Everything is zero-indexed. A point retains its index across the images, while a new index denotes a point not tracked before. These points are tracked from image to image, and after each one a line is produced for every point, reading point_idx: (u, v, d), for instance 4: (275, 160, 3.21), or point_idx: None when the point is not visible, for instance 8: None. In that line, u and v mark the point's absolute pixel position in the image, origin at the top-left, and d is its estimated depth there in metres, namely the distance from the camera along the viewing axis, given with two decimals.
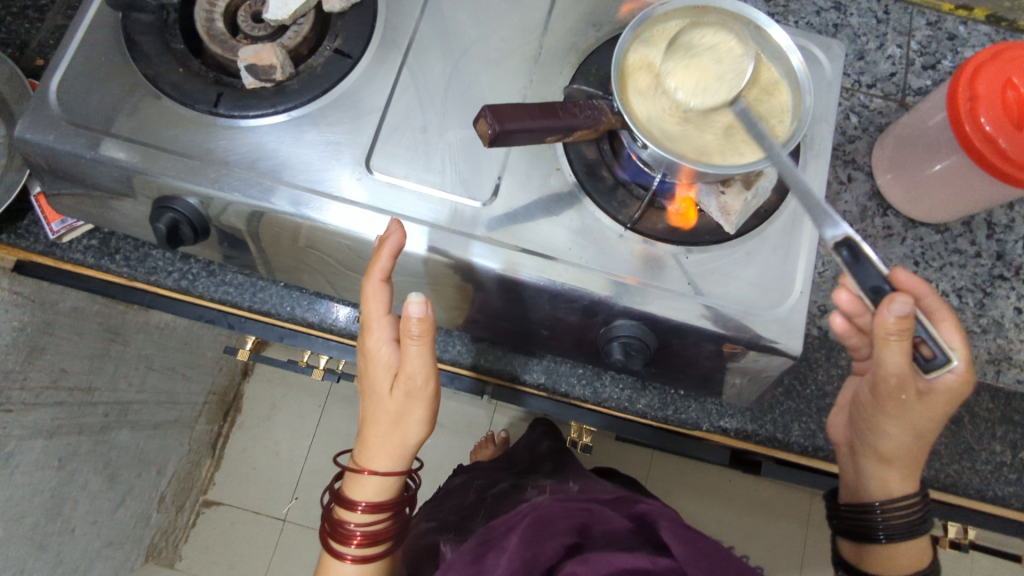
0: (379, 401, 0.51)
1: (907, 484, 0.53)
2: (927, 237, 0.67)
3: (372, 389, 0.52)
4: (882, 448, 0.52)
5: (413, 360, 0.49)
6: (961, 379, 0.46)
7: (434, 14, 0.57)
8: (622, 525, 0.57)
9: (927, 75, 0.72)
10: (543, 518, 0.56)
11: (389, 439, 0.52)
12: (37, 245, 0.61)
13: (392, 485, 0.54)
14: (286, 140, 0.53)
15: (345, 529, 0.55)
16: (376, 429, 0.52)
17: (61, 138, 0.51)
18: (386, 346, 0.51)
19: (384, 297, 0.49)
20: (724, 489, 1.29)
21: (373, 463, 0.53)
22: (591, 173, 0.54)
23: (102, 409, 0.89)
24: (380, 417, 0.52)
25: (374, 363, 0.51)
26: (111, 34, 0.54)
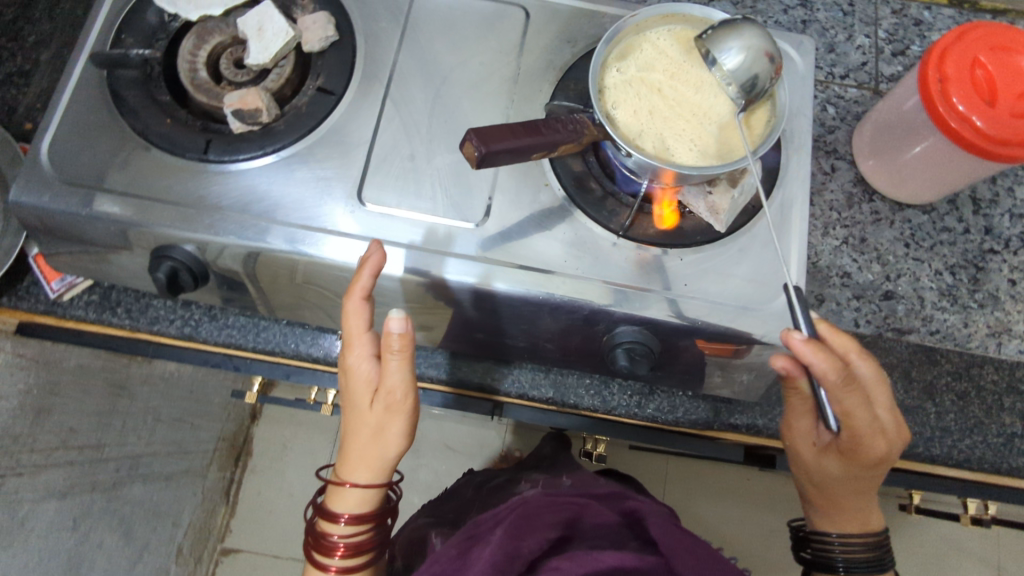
0: (361, 414, 0.51)
1: (856, 524, 0.55)
2: (915, 218, 0.68)
3: (352, 403, 0.52)
4: (802, 480, 0.58)
5: (394, 375, 0.50)
6: (853, 436, 0.51)
7: (412, 45, 0.58)
8: (612, 519, 0.58)
9: (897, 62, 0.74)
10: (528, 513, 0.56)
11: (371, 451, 0.52)
12: (37, 305, 0.61)
13: (376, 496, 0.54)
14: (277, 180, 0.54)
15: (326, 540, 0.53)
16: (357, 441, 0.52)
17: (55, 198, 0.52)
18: (367, 361, 0.51)
19: (366, 316, 0.50)
20: (743, 490, 1.29)
21: (354, 475, 0.52)
22: (579, 186, 0.55)
23: (113, 465, 0.89)
24: (360, 430, 0.52)
25: (355, 378, 0.51)
26: (96, 92, 0.55)
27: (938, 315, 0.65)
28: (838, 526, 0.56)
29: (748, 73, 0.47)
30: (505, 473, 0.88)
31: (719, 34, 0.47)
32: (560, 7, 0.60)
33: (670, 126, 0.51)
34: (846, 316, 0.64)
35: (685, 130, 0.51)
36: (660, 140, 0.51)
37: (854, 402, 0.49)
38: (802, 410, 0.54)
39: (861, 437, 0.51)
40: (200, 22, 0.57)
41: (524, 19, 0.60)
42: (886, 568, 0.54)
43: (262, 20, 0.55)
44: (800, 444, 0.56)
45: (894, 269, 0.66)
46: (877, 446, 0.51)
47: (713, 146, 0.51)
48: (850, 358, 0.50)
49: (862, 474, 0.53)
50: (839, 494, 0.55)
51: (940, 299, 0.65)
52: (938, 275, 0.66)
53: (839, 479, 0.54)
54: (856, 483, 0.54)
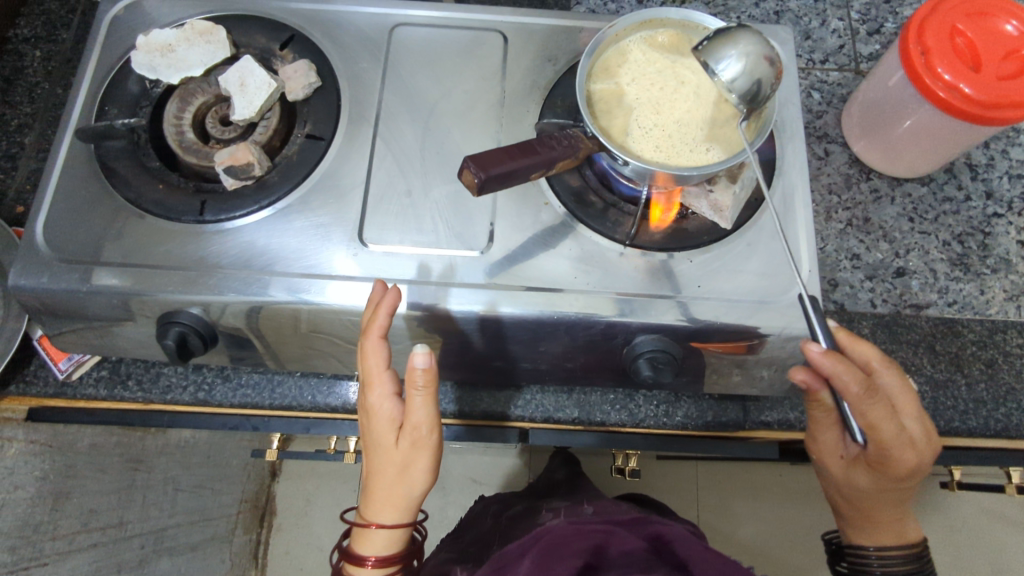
0: (386, 455, 0.49)
1: (891, 538, 0.54)
2: (914, 191, 0.68)
3: (374, 443, 0.50)
4: (832, 494, 0.56)
5: (418, 412, 0.48)
6: (881, 450, 0.49)
7: (396, 82, 0.58)
8: (637, 544, 0.56)
9: (873, 41, 0.74)
10: (554, 543, 0.55)
11: (396, 491, 0.50)
12: (47, 388, 0.59)
13: (401, 537, 0.52)
14: (275, 232, 0.53)
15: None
16: (382, 482, 0.50)
17: (55, 278, 0.51)
18: (390, 402, 0.48)
19: (385, 355, 0.48)
20: (777, 487, 1.27)
21: (380, 517, 0.50)
22: (580, 200, 0.55)
23: (137, 542, 0.87)
24: (385, 470, 0.49)
25: (378, 419, 0.49)
26: (86, 166, 0.55)
27: (952, 285, 0.64)
28: (873, 540, 0.54)
29: (749, 78, 0.45)
30: (522, 499, 0.86)
31: (716, 42, 0.46)
32: (537, 27, 0.61)
33: (653, 132, 0.51)
34: (861, 298, 0.64)
35: (669, 134, 0.51)
36: (643, 147, 0.50)
37: (880, 416, 0.47)
38: (825, 423, 0.53)
39: (891, 450, 0.49)
40: (182, 85, 0.57)
41: (503, 44, 0.60)
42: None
43: (244, 75, 0.55)
44: (828, 458, 0.54)
45: (902, 245, 0.66)
46: (909, 459, 0.49)
47: (699, 149, 0.50)
48: (874, 366, 0.49)
49: (894, 487, 0.52)
50: (871, 508, 0.53)
51: (953, 270, 0.65)
52: (946, 245, 0.66)
53: (871, 493, 0.53)
54: (889, 496, 0.52)
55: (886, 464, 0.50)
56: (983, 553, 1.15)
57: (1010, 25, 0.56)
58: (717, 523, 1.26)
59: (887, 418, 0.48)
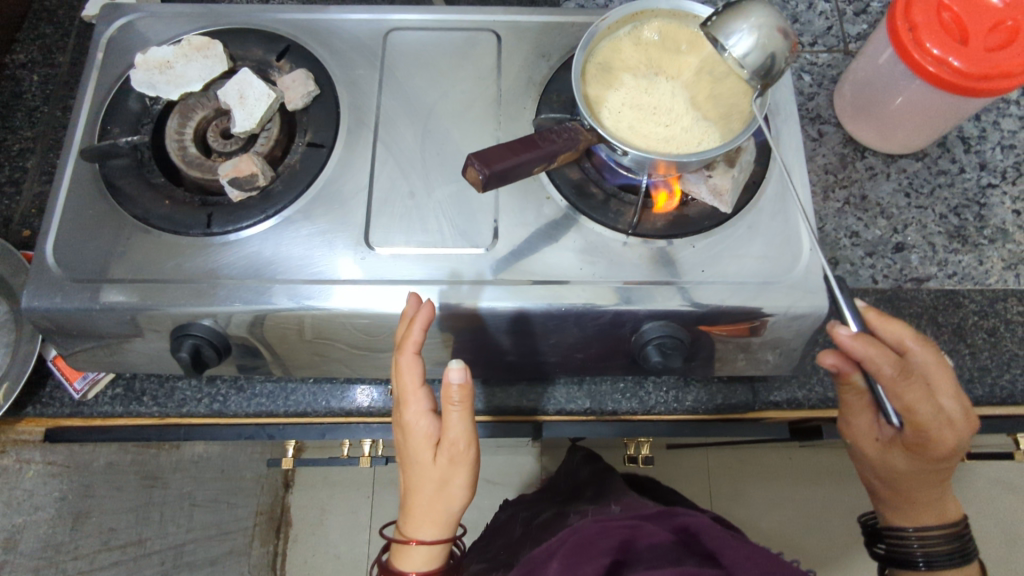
0: (424, 471, 0.49)
1: (932, 518, 0.55)
2: (909, 166, 0.69)
3: (410, 461, 0.50)
4: (869, 478, 0.57)
5: (456, 426, 0.48)
6: (917, 431, 0.49)
7: (393, 87, 0.59)
8: (666, 537, 0.57)
9: (861, 21, 0.75)
10: (581, 544, 0.55)
11: (435, 507, 0.50)
12: (63, 408, 0.60)
13: (441, 554, 0.52)
14: (280, 241, 0.54)
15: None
16: (420, 499, 0.49)
17: (68, 297, 0.52)
18: (427, 418, 0.49)
19: (419, 369, 0.49)
20: (788, 469, 1.28)
21: (420, 533, 0.50)
22: (580, 192, 0.55)
23: (157, 558, 0.88)
24: (422, 487, 0.49)
25: (415, 435, 0.49)
26: (91, 186, 0.55)
27: (951, 258, 0.65)
28: (912, 523, 0.55)
29: (763, 51, 0.46)
30: (546, 505, 0.86)
31: (729, 17, 0.46)
32: (529, 25, 0.61)
33: (646, 125, 0.52)
34: (862, 274, 0.65)
35: (663, 126, 0.52)
36: (637, 137, 0.51)
37: (917, 397, 0.48)
38: (857, 406, 0.53)
39: (928, 431, 0.49)
40: (182, 101, 0.58)
41: (496, 43, 0.61)
42: (969, 555, 0.54)
43: (243, 87, 0.56)
44: (863, 443, 0.55)
45: (899, 220, 0.67)
46: (948, 438, 0.49)
47: (693, 139, 0.51)
48: (907, 345, 0.51)
49: (933, 468, 0.52)
50: (911, 491, 0.54)
51: (950, 242, 0.66)
52: (943, 218, 0.67)
53: (908, 475, 0.53)
54: (927, 477, 0.53)
55: (923, 446, 0.50)
56: (995, 523, 1.17)
57: None
58: (731, 507, 1.27)
59: (924, 399, 0.48)
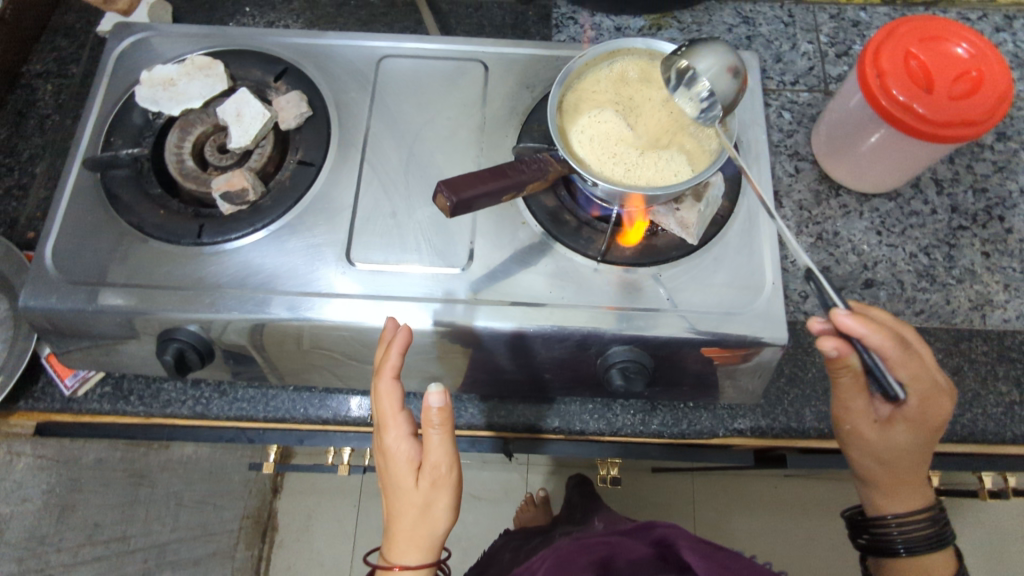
0: (407, 496, 0.50)
1: (916, 502, 0.57)
2: (882, 206, 0.71)
3: (393, 486, 0.51)
4: (862, 469, 0.57)
5: (438, 449, 0.50)
6: (918, 400, 0.52)
7: (383, 110, 0.62)
8: (644, 553, 0.61)
9: (842, 63, 0.78)
10: (564, 558, 0.59)
11: (418, 531, 0.50)
12: (53, 404, 0.62)
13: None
14: (269, 252, 0.56)
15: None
16: (405, 524, 0.50)
17: (63, 298, 0.54)
18: (408, 442, 0.50)
19: (398, 397, 0.50)
20: (773, 499, 1.28)
21: (404, 558, 0.51)
22: (555, 219, 0.58)
23: (140, 556, 0.90)
24: (406, 511, 0.50)
25: (396, 460, 0.50)
26: (92, 193, 0.59)
27: (919, 296, 0.67)
28: (904, 505, 0.57)
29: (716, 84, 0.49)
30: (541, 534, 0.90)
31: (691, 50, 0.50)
32: (516, 57, 0.65)
33: (611, 159, 0.54)
34: None
35: (628, 161, 0.54)
36: (601, 170, 0.53)
37: (915, 368, 0.52)
38: (849, 388, 0.53)
39: (927, 399, 0.52)
40: (183, 116, 0.61)
41: (483, 72, 0.64)
42: (948, 538, 0.57)
43: (240, 105, 0.59)
44: (861, 426, 0.55)
45: (870, 257, 0.69)
46: (943, 405, 0.53)
47: (655, 176, 0.53)
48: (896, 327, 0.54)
49: (927, 443, 0.54)
50: (903, 472, 0.56)
51: (919, 281, 0.67)
52: (913, 257, 0.69)
53: (906, 452, 0.54)
54: (919, 455, 0.55)
55: (916, 419, 0.53)
56: None
57: (961, 48, 0.59)
58: (714, 534, 1.27)
59: (911, 364, 0.51)
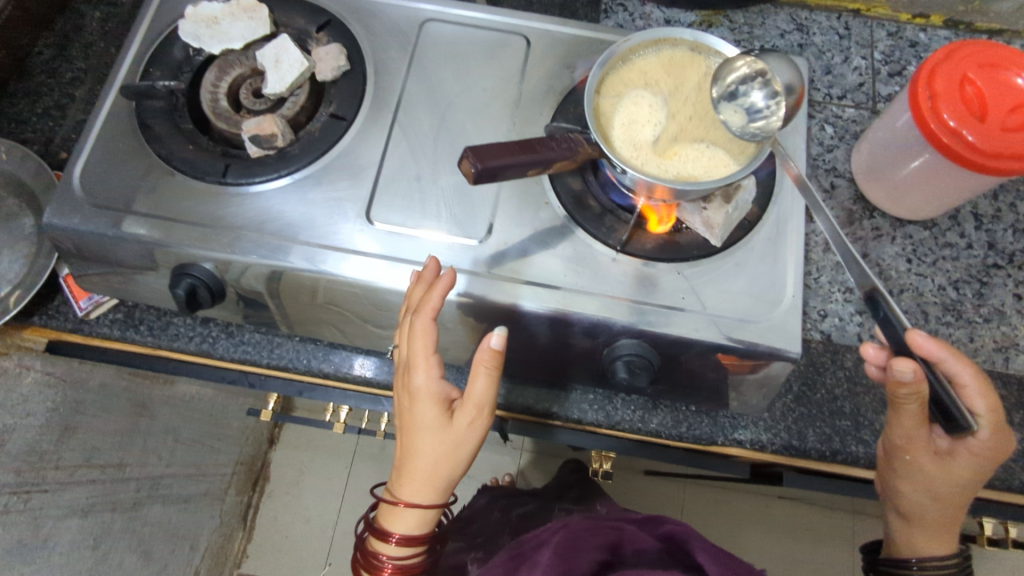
0: (429, 438, 0.51)
1: (944, 545, 0.57)
2: (917, 233, 0.69)
3: (416, 425, 0.51)
4: (908, 504, 0.57)
5: (470, 395, 0.50)
6: (981, 439, 0.51)
7: (419, 73, 0.62)
8: (652, 544, 0.62)
9: (894, 82, 0.75)
10: (575, 536, 0.60)
11: (435, 472, 0.51)
12: (66, 323, 0.64)
13: (430, 516, 0.54)
14: (291, 201, 0.56)
15: (377, 559, 0.56)
16: (423, 463, 0.51)
17: (84, 220, 0.55)
18: (436, 386, 0.51)
19: (434, 337, 0.50)
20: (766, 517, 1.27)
21: (414, 495, 0.52)
22: (578, 203, 0.57)
23: (134, 485, 0.92)
24: (427, 450, 0.51)
25: (422, 402, 0.51)
26: (126, 120, 0.59)
27: (941, 330, 0.65)
28: (935, 542, 0.57)
29: (770, 92, 0.51)
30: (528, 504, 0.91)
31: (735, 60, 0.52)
32: (560, 36, 0.64)
33: (643, 145, 0.53)
34: (850, 330, 0.64)
35: (661, 149, 0.53)
36: (632, 156, 0.52)
37: (980, 406, 0.51)
38: (917, 422, 0.51)
39: (994, 437, 0.52)
40: (222, 56, 0.61)
41: (525, 47, 0.63)
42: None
43: (279, 52, 0.59)
44: (922, 459, 0.54)
45: (896, 283, 0.67)
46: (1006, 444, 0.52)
47: (686, 166, 0.52)
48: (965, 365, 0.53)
49: (977, 481, 0.54)
50: (948, 509, 0.56)
51: (944, 314, 0.66)
52: (941, 290, 0.67)
53: (963, 485, 0.54)
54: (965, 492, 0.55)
55: (971, 460, 0.53)
56: None
57: (1021, 78, 0.57)
58: None
59: (979, 396, 0.52)
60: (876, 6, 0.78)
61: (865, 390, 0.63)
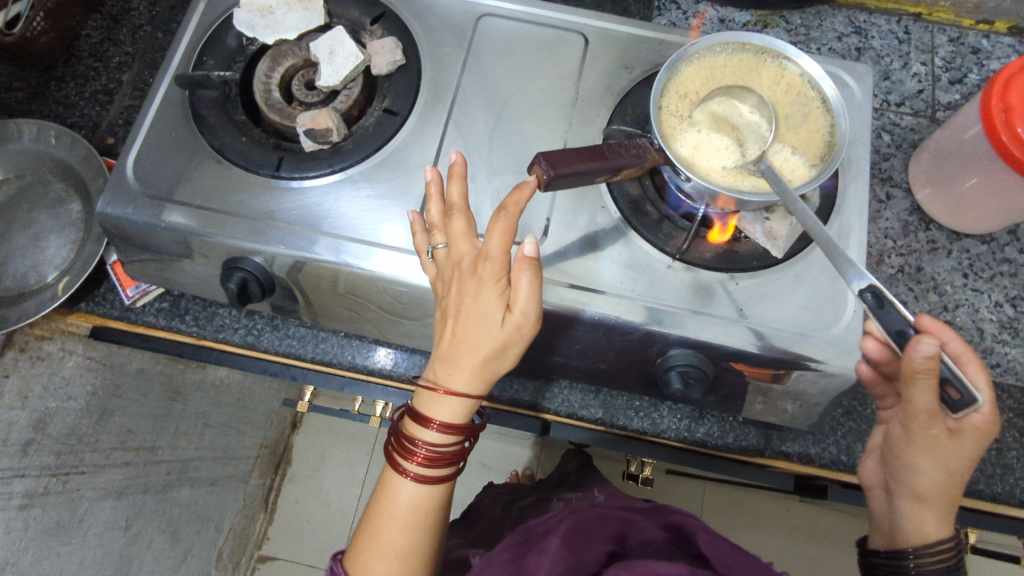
0: (486, 320, 0.43)
1: (943, 528, 0.46)
2: (973, 248, 0.68)
3: (475, 312, 0.43)
4: (923, 483, 0.46)
5: (532, 298, 0.42)
6: (988, 418, 0.42)
7: (475, 70, 0.60)
8: (657, 535, 0.53)
9: (954, 90, 0.73)
10: (580, 525, 0.53)
11: (486, 365, 0.43)
12: (112, 310, 0.64)
13: (472, 411, 0.46)
14: (339, 197, 0.55)
15: (412, 446, 0.47)
16: (472, 351, 0.43)
17: (138, 210, 0.54)
18: (504, 259, 0.43)
19: (507, 237, 0.43)
20: (806, 528, 1.10)
21: (456, 384, 0.44)
22: (636, 209, 0.56)
23: (164, 468, 0.89)
24: (480, 341, 0.43)
25: (484, 274, 0.43)
26: (179, 109, 0.58)
27: (998, 348, 0.64)
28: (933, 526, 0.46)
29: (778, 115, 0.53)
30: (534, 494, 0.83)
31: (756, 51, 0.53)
32: (618, 35, 0.62)
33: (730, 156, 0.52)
34: None
35: (745, 144, 0.52)
36: (721, 156, 0.52)
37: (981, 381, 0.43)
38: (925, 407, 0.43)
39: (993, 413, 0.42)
40: (276, 46, 0.60)
41: (583, 45, 0.62)
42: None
43: (334, 44, 0.58)
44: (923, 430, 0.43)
45: (952, 299, 0.66)
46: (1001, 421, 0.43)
47: (778, 153, 0.51)
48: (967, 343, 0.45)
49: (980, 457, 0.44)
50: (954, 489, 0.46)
51: (1001, 332, 0.65)
52: (998, 306, 0.66)
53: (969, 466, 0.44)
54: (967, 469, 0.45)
55: (978, 439, 0.43)
56: None
57: None
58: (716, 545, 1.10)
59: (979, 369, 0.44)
60: (938, 11, 0.76)
61: None
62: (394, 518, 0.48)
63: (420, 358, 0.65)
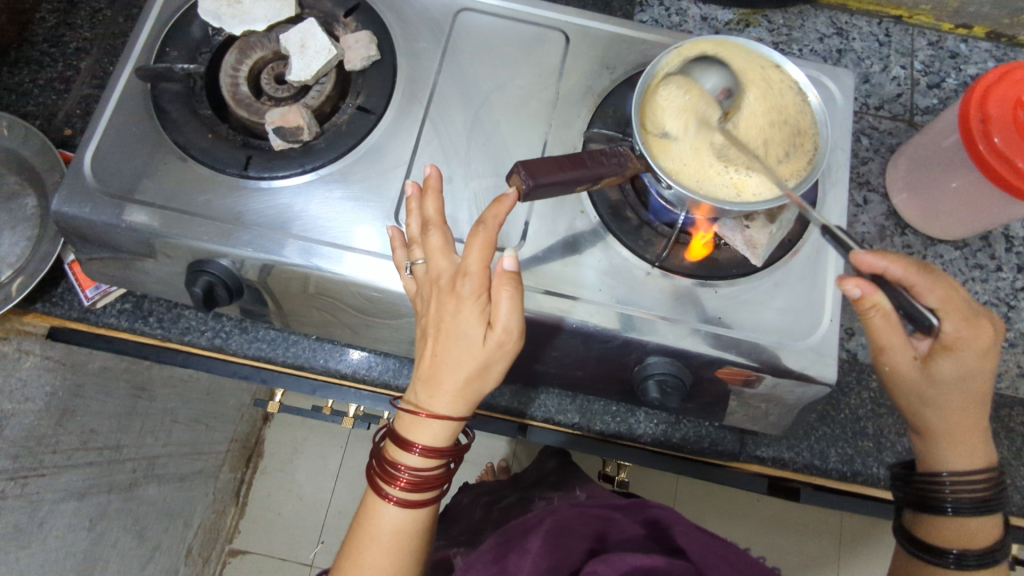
0: (467, 339, 0.41)
1: (977, 458, 0.46)
2: (947, 253, 0.68)
3: (455, 332, 0.42)
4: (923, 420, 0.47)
5: (513, 316, 0.41)
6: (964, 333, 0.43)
7: (453, 68, 0.59)
8: (637, 532, 0.53)
9: (931, 94, 0.74)
10: (560, 524, 0.53)
11: (467, 386, 0.42)
12: (71, 311, 0.62)
13: (455, 432, 0.45)
14: (312, 198, 0.53)
15: (394, 470, 0.46)
16: (453, 373, 0.42)
17: (96, 209, 0.52)
18: (484, 275, 0.42)
19: (487, 255, 0.42)
20: (777, 517, 1.12)
21: (437, 407, 0.43)
22: (615, 214, 0.55)
23: (129, 466, 0.87)
24: (461, 362, 0.42)
25: (463, 291, 0.42)
26: (140, 102, 0.56)
27: None
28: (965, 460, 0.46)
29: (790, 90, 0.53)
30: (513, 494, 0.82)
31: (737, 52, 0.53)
32: (600, 33, 0.61)
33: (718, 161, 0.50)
34: None
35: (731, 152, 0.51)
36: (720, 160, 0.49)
37: (935, 291, 0.43)
38: (892, 339, 0.44)
39: (956, 334, 0.43)
40: (243, 37, 0.58)
41: (564, 43, 0.60)
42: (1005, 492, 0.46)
43: (305, 37, 0.55)
44: (902, 368, 0.45)
45: None
46: (983, 334, 0.43)
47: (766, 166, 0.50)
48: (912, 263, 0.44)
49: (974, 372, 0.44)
50: (961, 407, 0.45)
51: None
52: None
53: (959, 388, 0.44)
54: (968, 391, 0.45)
55: (956, 365, 0.44)
56: None
57: None
58: None
59: (929, 288, 0.44)
60: (919, 14, 0.76)
61: (888, 411, 0.63)
62: (377, 542, 0.47)
63: (394, 361, 0.63)
